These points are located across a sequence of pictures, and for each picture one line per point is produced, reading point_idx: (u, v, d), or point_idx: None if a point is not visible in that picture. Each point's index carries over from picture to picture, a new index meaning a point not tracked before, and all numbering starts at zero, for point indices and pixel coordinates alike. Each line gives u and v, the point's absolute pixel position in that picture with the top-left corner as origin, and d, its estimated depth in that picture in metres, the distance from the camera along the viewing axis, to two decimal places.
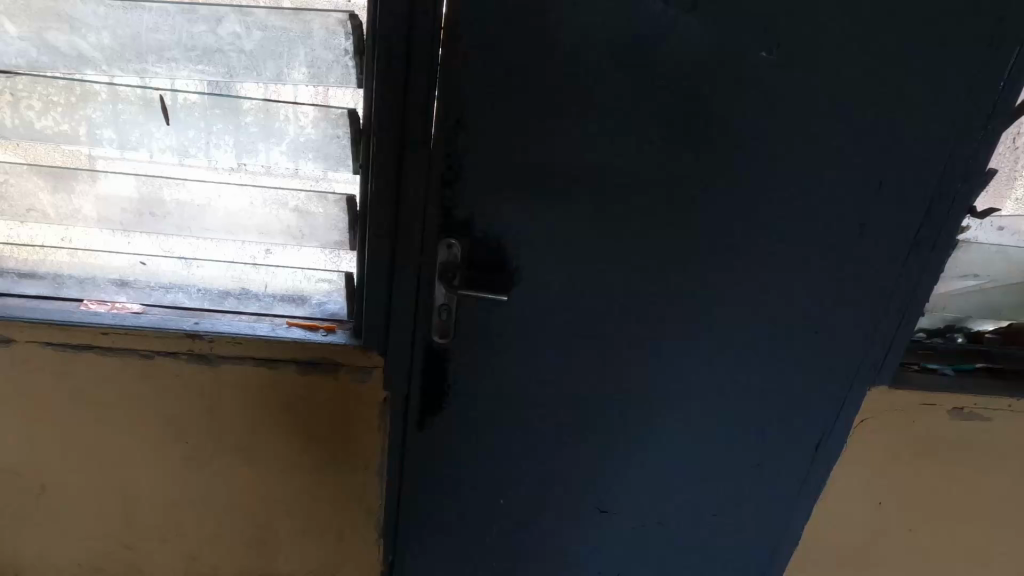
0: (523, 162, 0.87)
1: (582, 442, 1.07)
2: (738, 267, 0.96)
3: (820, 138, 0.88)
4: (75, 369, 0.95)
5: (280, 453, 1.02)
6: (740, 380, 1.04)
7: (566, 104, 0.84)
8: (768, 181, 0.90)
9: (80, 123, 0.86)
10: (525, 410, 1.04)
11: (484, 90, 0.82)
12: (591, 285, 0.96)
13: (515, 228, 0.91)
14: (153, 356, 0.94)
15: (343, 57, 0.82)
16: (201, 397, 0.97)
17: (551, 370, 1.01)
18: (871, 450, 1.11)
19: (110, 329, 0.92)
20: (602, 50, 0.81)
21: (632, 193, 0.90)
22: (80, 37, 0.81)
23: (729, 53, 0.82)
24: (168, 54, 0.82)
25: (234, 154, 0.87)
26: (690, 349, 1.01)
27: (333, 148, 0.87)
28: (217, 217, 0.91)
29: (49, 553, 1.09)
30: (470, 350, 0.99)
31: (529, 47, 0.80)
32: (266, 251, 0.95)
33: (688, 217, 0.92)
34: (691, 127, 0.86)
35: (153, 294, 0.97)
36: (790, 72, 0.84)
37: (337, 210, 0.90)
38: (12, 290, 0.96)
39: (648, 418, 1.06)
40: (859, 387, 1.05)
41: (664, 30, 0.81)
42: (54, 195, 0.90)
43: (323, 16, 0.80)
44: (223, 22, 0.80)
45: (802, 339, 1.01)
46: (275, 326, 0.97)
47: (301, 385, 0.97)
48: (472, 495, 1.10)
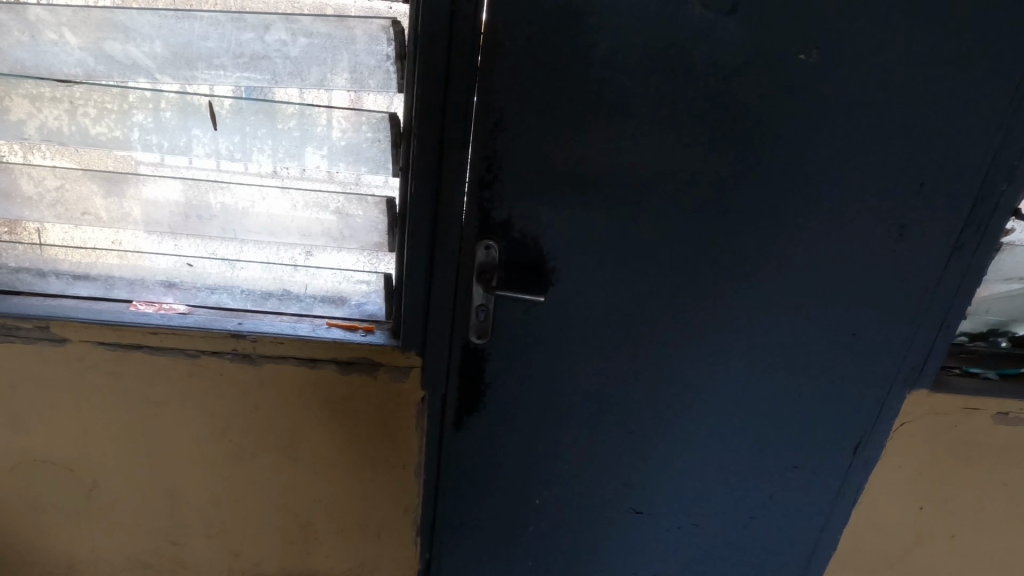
0: (561, 163, 0.88)
1: (617, 443, 1.08)
2: (775, 268, 0.95)
3: (860, 138, 0.88)
4: (125, 368, 0.98)
5: (320, 451, 1.04)
6: (777, 382, 1.03)
7: (605, 106, 0.85)
8: (806, 182, 0.90)
9: (132, 129, 0.89)
10: (561, 411, 1.04)
11: (523, 91, 0.83)
12: (628, 287, 0.96)
13: (552, 230, 0.92)
14: (199, 356, 0.97)
15: (384, 62, 0.84)
16: (244, 396, 1.00)
17: (587, 371, 1.02)
18: (910, 454, 1.09)
19: (158, 328, 0.95)
20: (642, 53, 0.82)
21: (670, 195, 0.90)
22: (134, 47, 0.85)
23: (768, 54, 0.83)
24: (217, 61, 0.85)
25: (278, 158, 0.90)
26: (727, 350, 1.01)
27: (373, 151, 0.89)
28: (260, 220, 0.94)
29: (99, 547, 1.12)
30: (508, 351, 0.99)
31: (568, 50, 0.82)
32: (306, 253, 0.97)
33: (725, 218, 0.92)
34: (730, 129, 0.87)
35: (199, 295, 0.99)
36: (829, 72, 0.84)
37: (376, 212, 0.92)
38: (67, 292, 1.00)
39: (683, 420, 1.06)
40: (899, 390, 1.04)
41: (703, 32, 0.81)
42: (107, 199, 0.93)
43: (365, 23, 0.82)
44: (271, 29, 0.82)
45: (841, 341, 1.01)
46: (315, 326, 0.99)
47: (342, 385, 0.99)
48: (508, 496, 1.11)
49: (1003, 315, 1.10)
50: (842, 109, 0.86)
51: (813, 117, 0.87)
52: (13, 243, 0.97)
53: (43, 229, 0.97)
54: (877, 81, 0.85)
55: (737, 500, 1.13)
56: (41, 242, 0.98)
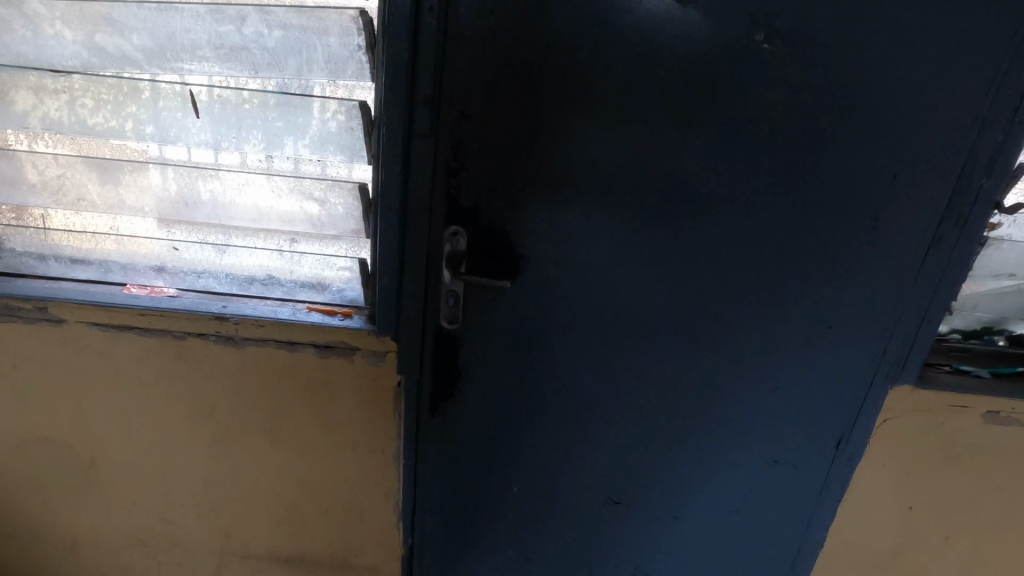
0: (526, 153, 0.89)
1: (596, 434, 1.08)
2: (749, 258, 0.96)
3: (829, 128, 0.88)
4: (118, 349, 1.02)
5: (301, 433, 1.07)
6: (755, 375, 1.03)
7: (568, 96, 0.86)
8: (776, 171, 0.90)
9: (126, 120, 0.93)
10: (539, 401, 1.06)
11: (488, 82, 0.86)
12: (602, 277, 0.97)
13: (521, 219, 0.93)
14: (185, 337, 1.00)
15: (356, 52, 0.87)
16: (229, 378, 1.03)
17: (564, 361, 1.03)
18: (894, 452, 1.08)
19: (146, 310, 0.98)
20: (605, 44, 0.84)
21: (638, 185, 0.91)
22: (124, 39, 0.89)
23: (732, 44, 0.83)
24: (201, 53, 0.89)
25: (261, 148, 0.93)
26: (703, 341, 1.01)
27: (347, 139, 0.92)
28: (247, 205, 0.98)
29: (99, 524, 1.17)
30: (482, 340, 1.01)
31: (530, 41, 0.83)
32: (291, 241, 1.00)
33: (696, 207, 0.93)
34: (697, 119, 0.88)
35: (187, 279, 1.04)
36: (795, 60, 0.84)
37: (352, 199, 0.95)
38: (66, 275, 1.05)
39: (661, 410, 1.06)
40: (880, 386, 1.03)
41: (663, 22, 0.82)
42: (103, 186, 0.98)
43: (337, 14, 0.84)
44: (247, 21, 0.86)
45: (817, 334, 1.00)
46: (296, 310, 1.01)
47: (321, 369, 1.01)
48: (488, 485, 1.12)
49: (994, 312, 1.08)
50: (810, 98, 0.86)
51: (779, 106, 0.87)
52: (20, 228, 1.02)
53: (47, 215, 1.02)
54: (846, 71, 0.85)
55: (719, 493, 1.12)
56: (46, 227, 1.02)
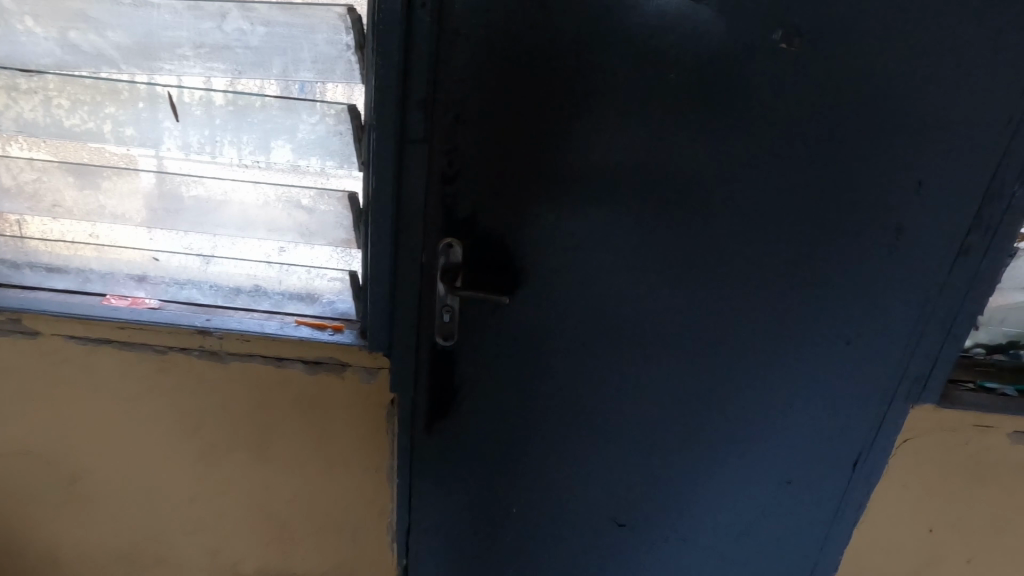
0: (526, 161, 0.84)
1: (600, 452, 1.03)
2: (763, 270, 0.90)
3: (850, 134, 0.82)
4: (96, 364, 0.97)
5: (290, 452, 1.02)
6: (768, 390, 0.98)
7: (571, 100, 0.81)
8: (792, 177, 0.85)
9: (105, 121, 0.87)
10: (541, 419, 1.00)
11: (486, 82, 0.80)
12: (606, 290, 0.92)
13: (521, 230, 0.88)
14: (167, 352, 0.95)
15: (346, 52, 0.81)
16: (213, 394, 0.98)
17: (567, 376, 0.97)
18: (913, 472, 1.02)
19: (126, 323, 0.93)
20: (612, 41, 0.78)
21: (646, 194, 0.86)
22: (99, 37, 0.83)
23: (748, 42, 0.77)
24: (181, 51, 0.83)
25: (249, 152, 0.88)
26: (714, 358, 0.96)
27: (338, 143, 0.85)
28: (231, 212, 0.92)
29: (82, 542, 1.12)
30: (479, 357, 0.95)
31: (530, 41, 0.78)
32: (280, 248, 0.94)
33: (707, 218, 0.87)
34: (708, 125, 0.82)
35: (169, 290, 0.98)
36: (816, 59, 0.78)
37: (342, 207, 0.89)
38: (42, 285, 0.99)
39: (670, 428, 1.01)
40: (901, 404, 0.97)
41: (673, 21, 0.77)
42: (81, 192, 0.92)
43: (324, 12, 0.78)
44: (229, 18, 0.79)
45: (835, 350, 0.94)
46: (283, 324, 0.96)
47: (311, 386, 0.96)
48: (488, 505, 1.07)
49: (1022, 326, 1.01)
50: (830, 103, 0.80)
51: (798, 108, 0.81)
52: None
53: (23, 221, 0.97)
54: (871, 69, 0.78)
55: (730, 514, 1.07)
56: (22, 234, 0.97)
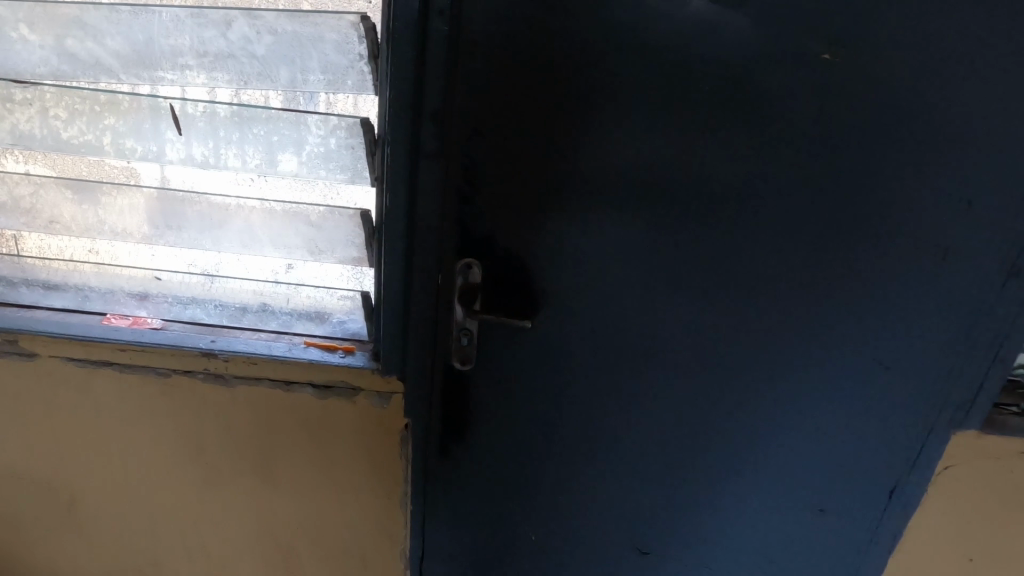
0: (548, 178, 0.79)
1: (621, 478, 0.98)
2: (799, 291, 0.85)
3: (896, 150, 0.76)
4: (96, 386, 0.92)
5: (298, 478, 0.97)
6: (801, 419, 0.92)
7: (596, 114, 0.76)
8: (832, 194, 0.79)
9: (104, 133, 0.83)
10: (561, 445, 0.96)
11: (505, 92, 0.75)
12: (631, 312, 0.87)
13: (542, 250, 0.83)
14: (171, 375, 0.91)
15: (357, 61, 0.75)
16: (218, 418, 0.93)
17: (588, 401, 0.93)
18: (951, 503, 0.96)
19: (128, 345, 0.89)
20: (642, 49, 0.73)
21: (675, 211, 0.81)
22: (97, 45, 0.78)
23: (789, 51, 0.72)
24: (183, 60, 0.78)
25: (255, 165, 0.83)
26: (744, 384, 0.91)
27: (349, 158, 0.81)
28: (235, 229, 0.87)
29: (82, 565, 1.08)
30: (497, 381, 0.91)
31: (553, 50, 0.73)
32: (288, 266, 0.90)
33: (739, 238, 0.82)
34: (743, 141, 0.77)
35: (172, 309, 0.93)
36: (864, 71, 0.72)
37: (353, 225, 0.83)
38: (40, 303, 0.95)
39: (696, 454, 0.96)
40: (941, 433, 0.91)
41: (707, 31, 0.72)
42: (79, 207, 0.88)
43: (335, 19, 0.73)
44: (233, 26, 0.75)
45: (872, 375, 0.88)
46: (292, 345, 0.91)
47: (320, 411, 0.92)
48: (504, 531, 1.02)
49: None
50: (876, 118, 0.75)
51: (842, 121, 0.75)
52: None
53: (19, 237, 0.93)
54: (926, 83, 0.72)
55: (757, 542, 1.02)
56: (18, 251, 0.93)
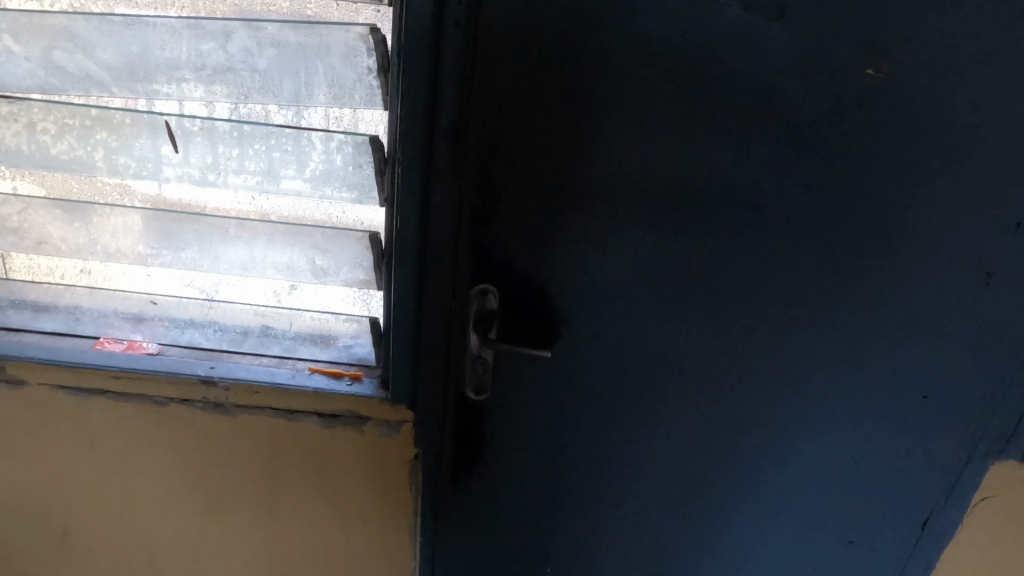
0: (570, 199, 0.74)
1: (641, 509, 0.94)
2: (833, 317, 0.80)
3: (939, 169, 0.71)
4: (89, 415, 0.88)
5: (303, 509, 0.92)
6: (832, 450, 0.87)
7: (622, 131, 0.71)
8: (870, 216, 0.74)
9: (95, 148, 0.78)
10: (578, 476, 0.91)
11: (524, 107, 0.70)
12: (655, 339, 0.82)
13: (563, 275, 0.78)
14: (167, 404, 0.86)
15: (366, 76, 0.71)
16: (219, 447, 0.89)
17: (607, 430, 0.88)
18: (987, 534, 0.91)
19: (121, 372, 0.85)
20: (671, 63, 0.68)
21: (703, 234, 0.76)
22: (87, 57, 0.73)
23: (831, 63, 0.67)
24: (180, 73, 0.73)
25: (256, 184, 0.78)
26: (773, 413, 0.86)
27: (356, 177, 0.76)
28: (234, 251, 0.82)
29: None
30: (513, 409, 0.86)
31: (577, 64, 0.68)
32: (291, 288, 0.85)
33: (771, 262, 0.77)
34: (777, 159, 0.72)
35: (169, 334, 0.88)
36: (911, 84, 0.68)
37: (361, 248, 0.79)
38: (29, 326, 0.89)
39: (719, 485, 0.91)
40: (980, 463, 0.86)
41: (741, 43, 0.67)
42: (69, 227, 0.83)
43: (343, 31, 0.68)
44: (233, 37, 0.70)
45: (908, 404, 0.84)
46: (296, 371, 0.86)
47: (326, 441, 0.87)
48: (518, 563, 0.98)
49: None
50: (920, 135, 0.70)
51: (885, 139, 0.70)
52: None
53: (6, 256, 0.87)
54: (975, 99, 0.68)
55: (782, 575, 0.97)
56: (5, 270, 0.88)
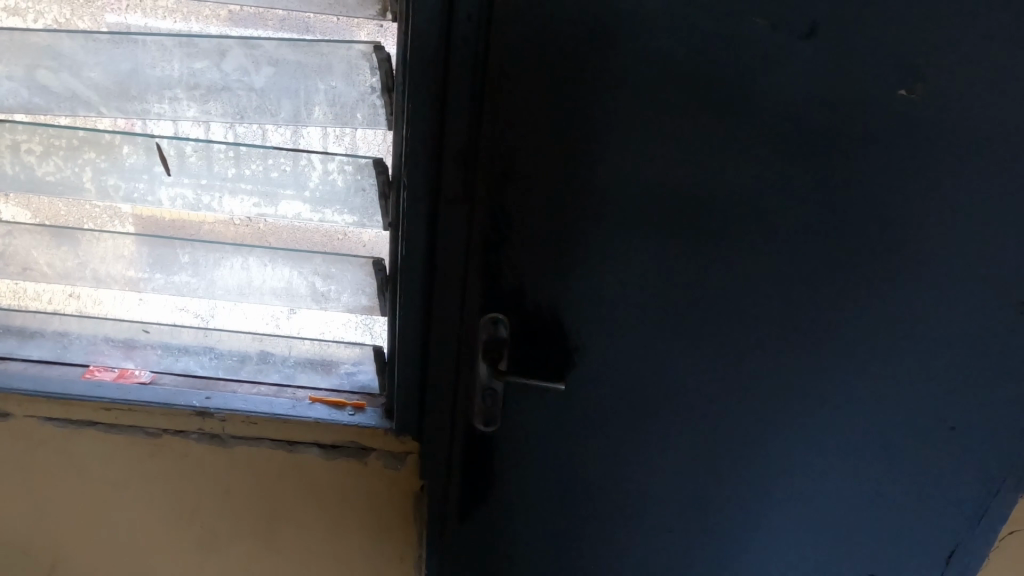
0: (584, 225, 0.71)
1: (655, 542, 0.90)
2: (857, 345, 0.77)
3: (970, 193, 0.69)
4: (79, 448, 0.84)
5: (303, 543, 0.88)
6: (854, 480, 0.84)
7: (640, 154, 0.68)
8: (898, 241, 0.71)
9: (83, 169, 0.74)
10: (591, 508, 0.87)
11: (536, 129, 0.67)
12: (672, 368, 0.79)
13: (576, 303, 0.75)
14: (161, 436, 0.83)
15: (369, 95, 0.67)
16: (215, 480, 0.85)
17: (621, 461, 0.84)
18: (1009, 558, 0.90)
19: (111, 404, 0.81)
20: (692, 83, 0.65)
21: (724, 260, 0.73)
22: (73, 76, 0.70)
23: (858, 83, 0.65)
24: (171, 92, 0.69)
25: (252, 209, 0.74)
26: (793, 443, 0.83)
27: (359, 201, 0.72)
28: (230, 277, 0.78)
29: None
30: (523, 440, 0.83)
31: (592, 85, 0.65)
32: (291, 311, 0.81)
33: (794, 289, 0.74)
34: (802, 182, 0.69)
35: (163, 361, 0.85)
36: (942, 105, 0.65)
37: (363, 274, 0.76)
38: (14, 354, 0.85)
39: (737, 517, 0.88)
40: (1007, 494, 0.83)
41: (767, 63, 0.64)
42: (56, 252, 0.79)
43: (343, 49, 0.65)
44: (228, 56, 0.66)
45: (934, 433, 0.81)
46: (296, 401, 0.83)
47: (327, 472, 0.84)
48: None
49: None
50: (950, 158, 0.67)
51: (914, 161, 0.68)
52: None
53: None
54: (1006, 120, 0.66)
55: None
56: None
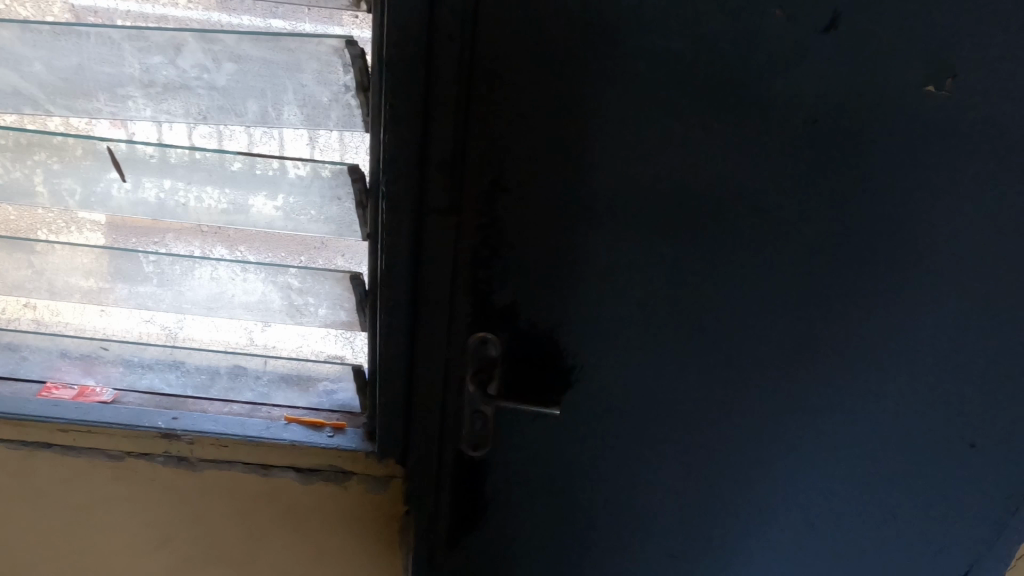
0: (581, 237, 0.65)
1: (654, 562, 0.85)
2: (873, 361, 0.71)
3: (1002, 200, 0.63)
4: (37, 470, 0.78)
5: (281, 565, 0.83)
6: (866, 501, 0.79)
7: (642, 160, 0.62)
8: (922, 252, 0.65)
9: (32, 172, 0.67)
10: (586, 530, 0.82)
11: (528, 135, 0.61)
12: (674, 385, 0.73)
13: (572, 319, 0.70)
14: (124, 458, 0.77)
15: (342, 94, 0.61)
16: (185, 504, 0.79)
17: (619, 482, 0.79)
18: None
19: (69, 425, 0.75)
20: (701, 81, 0.59)
21: (732, 271, 0.67)
22: (14, 70, 0.63)
23: (884, 83, 0.58)
24: (123, 90, 0.62)
25: (217, 217, 0.67)
26: (802, 462, 0.77)
27: (334, 211, 0.66)
28: (195, 290, 0.72)
29: None
30: (515, 462, 0.77)
31: (590, 84, 0.59)
32: (263, 324, 0.75)
33: (808, 302, 0.68)
34: (819, 190, 0.63)
35: (127, 377, 0.79)
36: (974, 105, 0.59)
37: (340, 288, 0.70)
38: None
39: (740, 538, 0.83)
40: None
41: (783, 59, 0.58)
42: (4, 261, 0.73)
43: (313, 44, 0.58)
44: (184, 50, 0.59)
45: (952, 452, 0.76)
46: (270, 421, 0.77)
47: (306, 495, 0.79)
48: None
49: None
50: (981, 163, 0.61)
51: (942, 166, 0.62)
52: None
53: None
54: None
55: None
56: None
